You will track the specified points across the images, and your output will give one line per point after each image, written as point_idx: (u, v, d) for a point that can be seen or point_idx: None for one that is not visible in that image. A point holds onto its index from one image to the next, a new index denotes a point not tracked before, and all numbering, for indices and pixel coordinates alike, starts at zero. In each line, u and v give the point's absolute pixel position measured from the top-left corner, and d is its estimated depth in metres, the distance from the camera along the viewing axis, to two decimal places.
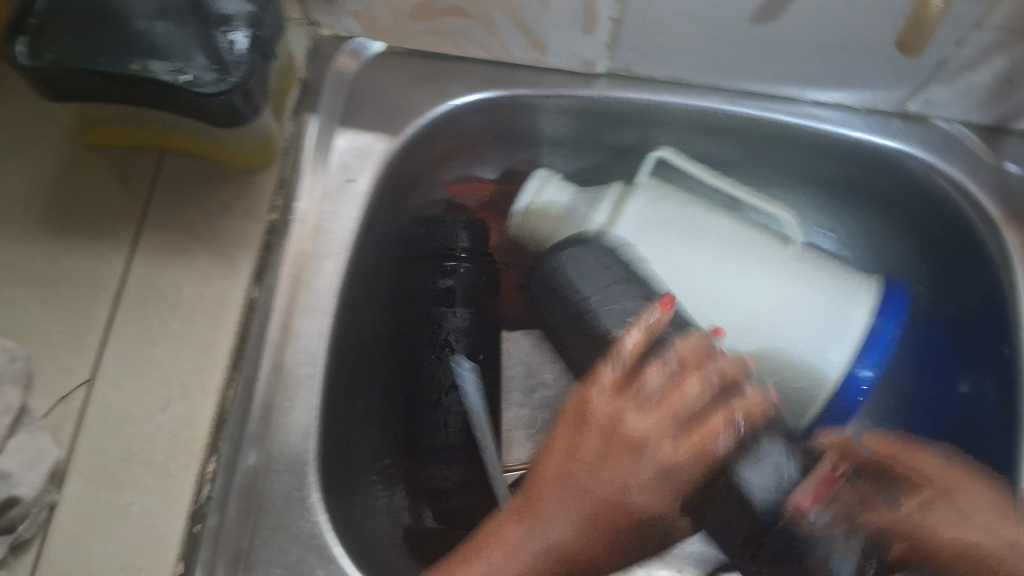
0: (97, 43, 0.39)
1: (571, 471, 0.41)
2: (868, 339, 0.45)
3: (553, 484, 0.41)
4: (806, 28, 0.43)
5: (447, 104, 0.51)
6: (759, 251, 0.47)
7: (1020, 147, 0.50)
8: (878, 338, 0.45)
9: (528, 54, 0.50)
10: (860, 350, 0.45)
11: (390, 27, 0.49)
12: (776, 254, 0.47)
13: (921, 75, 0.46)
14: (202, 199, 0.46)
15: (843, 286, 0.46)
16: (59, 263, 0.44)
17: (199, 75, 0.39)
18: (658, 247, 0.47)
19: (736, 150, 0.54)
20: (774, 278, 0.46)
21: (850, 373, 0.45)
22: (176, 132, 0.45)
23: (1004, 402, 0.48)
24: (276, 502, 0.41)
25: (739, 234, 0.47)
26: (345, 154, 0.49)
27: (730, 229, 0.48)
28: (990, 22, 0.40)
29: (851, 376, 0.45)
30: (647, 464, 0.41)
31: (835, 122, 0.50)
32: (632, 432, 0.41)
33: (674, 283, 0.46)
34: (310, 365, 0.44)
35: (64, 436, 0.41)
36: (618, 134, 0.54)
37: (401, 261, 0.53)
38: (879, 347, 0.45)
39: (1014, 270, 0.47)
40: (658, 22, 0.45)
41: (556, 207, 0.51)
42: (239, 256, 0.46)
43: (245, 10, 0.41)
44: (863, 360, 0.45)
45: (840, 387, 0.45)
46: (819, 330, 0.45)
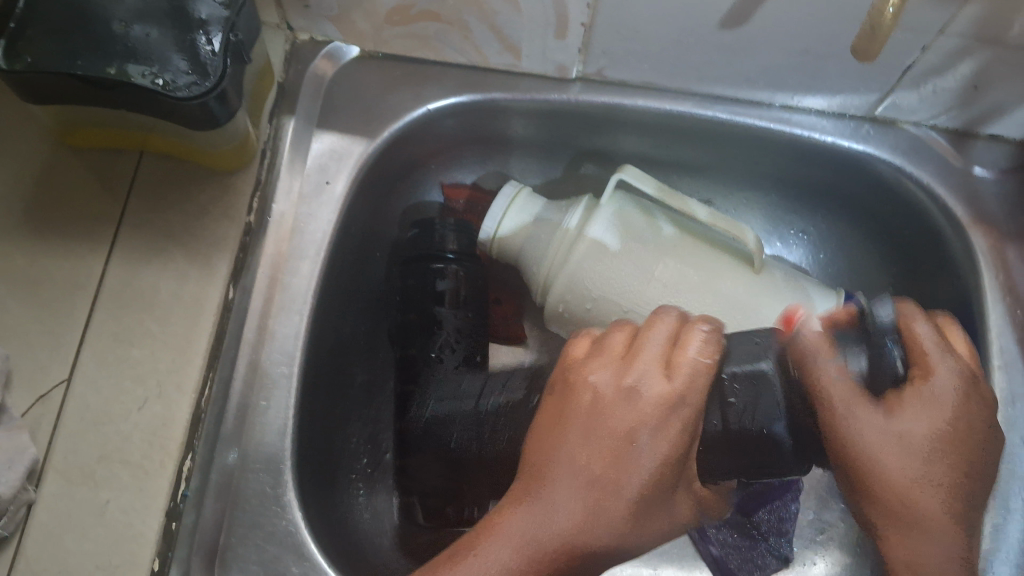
0: (74, 47, 0.39)
1: (563, 440, 0.38)
2: None
3: (547, 463, 0.38)
4: (774, 34, 0.44)
5: (423, 107, 0.51)
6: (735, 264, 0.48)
7: (986, 150, 0.51)
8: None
9: (502, 58, 0.50)
10: None
11: (366, 31, 0.49)
12: (738, 267, 0.48)
13: (889, 80, 0.47)
14: (179, 200, 0.47)
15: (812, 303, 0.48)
16: (37, 264, 0.44)
17: (174, 79, 0.40)
18: (629, 257, 0.48)
19: (708, 153, 0.55)
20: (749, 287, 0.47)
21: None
22: (154, 134, 0.45)
23: None
24: (252, 500, 0.43)
25: (713, 251, 0.48)
26: (321, 157, 0.50)
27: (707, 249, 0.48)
28: (955, 28, 0.41)
29: None
30: (640, 409, 0.39)
31: (806, 126, 0.51)
32: (609, 392, 0.39)
33: (656, 282, 0.47)
34: (286, 365, 0.46)
35: (41, 435, 0.42)
36: (591, 139, 0.55)
37: (399, 262, 0.53)
38: None
39: (981, 273, 0.48)
40: (630, 28, 0.45)
41: (523, 220, 0.51)
42: (217, 256, 0.46)
43: (220, 15, 0.42)
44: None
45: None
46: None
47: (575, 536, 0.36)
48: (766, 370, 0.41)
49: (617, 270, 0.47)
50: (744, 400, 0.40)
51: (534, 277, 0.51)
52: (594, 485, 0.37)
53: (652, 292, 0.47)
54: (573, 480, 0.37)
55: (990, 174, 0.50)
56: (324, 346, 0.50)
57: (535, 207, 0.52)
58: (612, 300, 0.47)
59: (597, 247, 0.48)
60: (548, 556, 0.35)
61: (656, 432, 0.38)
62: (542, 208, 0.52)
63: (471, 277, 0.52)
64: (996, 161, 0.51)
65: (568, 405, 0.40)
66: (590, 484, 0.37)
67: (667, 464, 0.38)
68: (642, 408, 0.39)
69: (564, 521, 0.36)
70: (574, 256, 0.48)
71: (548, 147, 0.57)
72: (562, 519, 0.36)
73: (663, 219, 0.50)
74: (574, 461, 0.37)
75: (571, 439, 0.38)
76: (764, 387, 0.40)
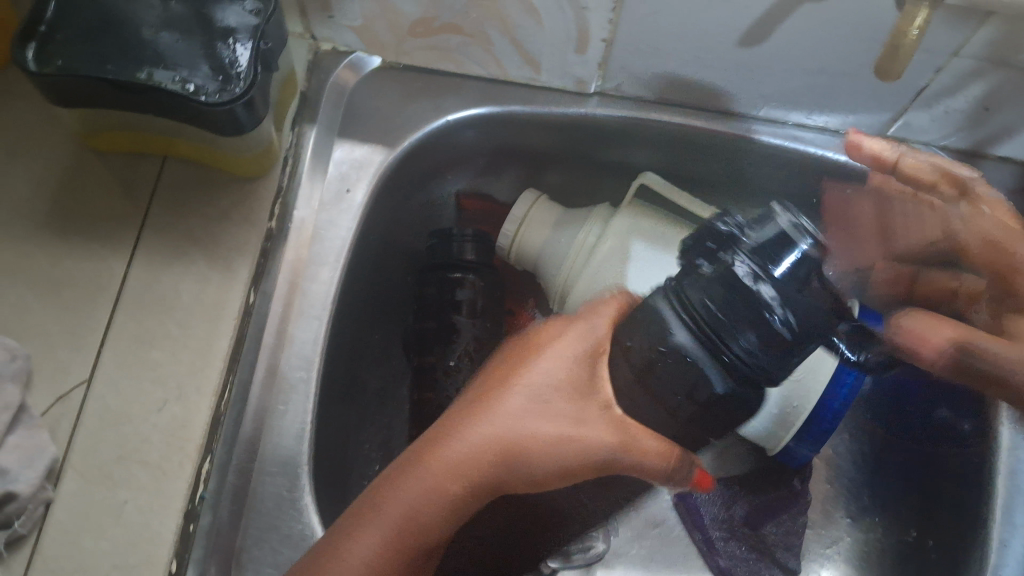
0: (106, 52, 0.40)
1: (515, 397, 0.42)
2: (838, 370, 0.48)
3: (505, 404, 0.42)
4: (790, 52, 0.45)
5: (443, 118, 0.52)
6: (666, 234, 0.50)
7: (995, 171, 0.52)
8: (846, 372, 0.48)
9: (522, 72, 0.51)
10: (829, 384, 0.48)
11: (389, 42, 0.50)
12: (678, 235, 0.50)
13: (900, 101, 0.48)
14: (201, 205, 0.47)
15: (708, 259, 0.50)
16: (61, 264, 0.45)
17: (202, 85, 0.40)
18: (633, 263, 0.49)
19: (722, 169, 0.56)
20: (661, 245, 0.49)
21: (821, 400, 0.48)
22: (178, 139, 0.46)
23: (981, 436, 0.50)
24: (268, 502, 0.44)
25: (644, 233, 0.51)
26: (342, 164, 0.51)
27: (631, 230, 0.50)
28: (967, 51, 0.42)
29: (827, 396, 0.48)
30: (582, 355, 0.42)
31: (818, 144, 0.52)
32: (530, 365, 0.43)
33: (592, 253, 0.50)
34: (303, 369, 0.47)
35: (61, 434, 0.42)
36: (605, 153, 0.56)
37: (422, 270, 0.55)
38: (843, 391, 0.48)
39: None
40: (649, 45, 0.46)
41: (540, 232, 0.53)
42: (237, 261, 0.46)
43: (249, 24, 0.42)
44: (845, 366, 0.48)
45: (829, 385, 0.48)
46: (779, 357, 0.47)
47: (529, 428, 0.41)
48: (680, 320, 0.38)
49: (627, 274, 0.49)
50: (648, 352, 0.38)
51: (554, 283, 0.53)
52: (530, 379, 0.42)
53: None
54: (503, 405, 0.41)
55: (998, 195, 0.52)
56: (340, 351, 0.50)
57: (553, 218, 0.54)
58: None
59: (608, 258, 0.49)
60: (503, 441, 0.40)
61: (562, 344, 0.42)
62: (560, 218, 0.54)
63: (488, 287, 0.54)
64: (1004, 181, 0.52)
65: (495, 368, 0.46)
66: (526, 376, 0.42)
67: (583, 368, 0.41)
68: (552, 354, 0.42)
69: (507, 413, 0.41)
70: (595, 266, 0.50)
71: (562, 162, 0.58)
72: (507, 408, 0.41)
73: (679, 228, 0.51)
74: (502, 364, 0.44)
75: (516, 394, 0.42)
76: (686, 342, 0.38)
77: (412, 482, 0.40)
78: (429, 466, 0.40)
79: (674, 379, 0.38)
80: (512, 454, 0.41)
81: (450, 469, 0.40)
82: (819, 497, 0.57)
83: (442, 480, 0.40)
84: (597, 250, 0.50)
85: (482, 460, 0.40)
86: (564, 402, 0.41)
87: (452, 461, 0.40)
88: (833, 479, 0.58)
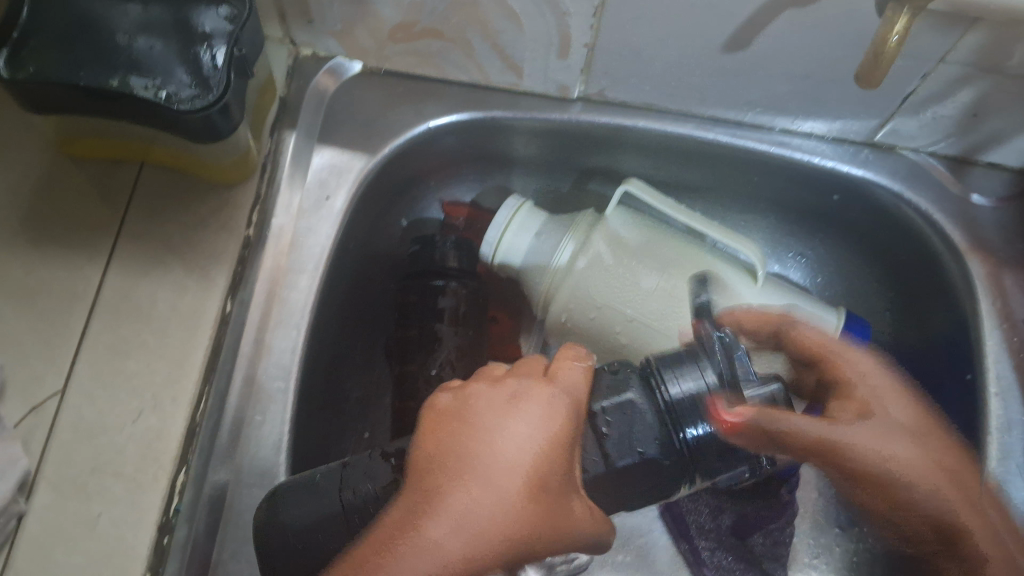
0: (78, 57, 0.39)
1: (493, 463, 0.34)
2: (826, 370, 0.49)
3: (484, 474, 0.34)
4: (775, 58, 0.44)
5: (424, 124, 0.52)
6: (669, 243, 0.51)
7: (984, 178, 0.51)
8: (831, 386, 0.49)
9: (504, 77, 0.50)
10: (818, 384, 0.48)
11: (370, 47, 0.50)
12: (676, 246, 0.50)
13: (887, 107, 0.47)
14: (178, 213, 0.47)
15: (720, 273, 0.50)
16: (35, 273, 0.44)
17: (177, 92, 0.39)
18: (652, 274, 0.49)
19: (706, 174, 0.56)
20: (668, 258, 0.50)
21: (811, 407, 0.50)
22: (154, 146, 0.45)
23: None
24: (246, 516, 0.43)
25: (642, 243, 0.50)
26: (322, 171, 0.50)
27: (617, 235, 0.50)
28: (954, 57, 0.41)
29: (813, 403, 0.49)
30: (558, 421, 0.36)
31: (805, 150, 0.51)
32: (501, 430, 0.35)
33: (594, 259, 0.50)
34: (282, 379, 0.46)
35: (34, 446, 0.41)
36: (588, 158, 0.56)
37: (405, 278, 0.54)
38: None
39: (979, 299, 0.49)
40: (632, 50, 0.46)
41: (523, 237, 0.52)
42: (214, 269, 0.46)
43: (225, 29, 0.41)
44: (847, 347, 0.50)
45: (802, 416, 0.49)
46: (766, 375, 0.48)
47: (519, 513, 0.33)
48: (632, 398, 0.38)
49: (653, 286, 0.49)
50: (619, 430, 0.37)
51: (535, 291, 0.52)
52: (514, 444, 0.34)
53: (653, 306, 0.48)
54: (482, 475, 0.33)
55: (988, 203, 0.51)
56: (320, 359, 0.50)
57: (534, 226, 0.53)
58: (616, 310, 0.49)
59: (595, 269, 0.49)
60: (502, 522, 0.33)
61: (532, 404, 0.36)
62: (543, 224, 0.53)
63: (472, 293, 0.54)
64: (994, 188, 0.51)
65: (435, 431, 0.36)
66: (507, 442, 0.34)
67: (559, 440, 0.35)
68: (517, 421, 0.35)
69: (498, 488, 0.33)
70: (579, 271, 0.50)
71: (546, 167, 0.58)
72: (492, 480, 0.33)
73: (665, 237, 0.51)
74: (459, 419, 0.36)
75: (492, 459, 0.34)
76: (635, 419, 0.37)
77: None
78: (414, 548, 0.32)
79: (644, 478, 0.38)
80: (506, 546, 0.33)
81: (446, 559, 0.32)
82: (807, 506, 0.57)
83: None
84: (581, 257, 0.50)
85: (477, 550, 0.32)
86: (551, 481, 0.34)
87: (442, 548, 0.32)
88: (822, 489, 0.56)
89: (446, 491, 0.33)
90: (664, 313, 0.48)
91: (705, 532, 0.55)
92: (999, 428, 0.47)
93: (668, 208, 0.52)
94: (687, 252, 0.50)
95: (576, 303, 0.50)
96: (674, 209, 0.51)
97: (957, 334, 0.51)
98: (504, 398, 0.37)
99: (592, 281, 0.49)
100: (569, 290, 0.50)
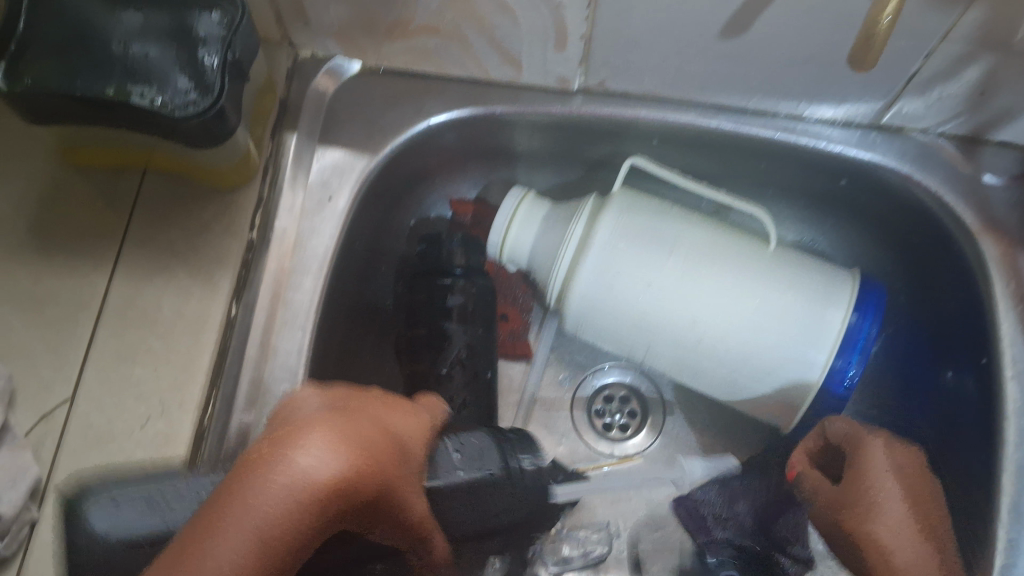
0: (73, 66, 0.39)
1: (387, 418, 0.40)
2: (847, 337, 0.48)
3: (367, 416, 0.38)
4: (773, 42, 0.43)
5: (425, 122, 0.52)
6: (679, 223, 0.50)
7: (997, 157, 0.50)
8: (858, 333, 0.48)
9: (503, 71, 0.50)
10: (840, 348, 0.48)
11: (368, 45, 0.50)
12: (690, 219, 0.50)
13: (892, 87, 0.46)
14: (182, 218, 0.47)
15: (737, 243, 0.49)
16: (42, 282, 0.45)
17: (172, 99, 0.39)
18: (657, 255, 0.48)
19: (712, 163, 0.55)
20: (678, 236, 0.49)
21: (832, 367, 0.48)
22: (156, 152, 0.45)
23: (989, 439, 0.47)
24: None
25: (653, 221, 0.49)
26: (324, 171, 0.50)
27: (625, 206, 0.50)
28: (957, 34, 0.40)
29: (835, 368, 0.48)
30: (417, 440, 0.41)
31: (810, 135, 0.51)
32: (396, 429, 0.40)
33: (597, 241, 0.49)
34: (288, 382, 0.46)
35: (45, 454, 0.42)
36: (593, 148, 0.56)
37: (413, 275, 0.54)
38: (858, 344, 0.48)
39: (992, 281, 0.48)
40: (628, 39, 0.45)
41: (532, 224, 0.53)
42: (219, 273, 0.46)
43: (219, 34, 0.41)
44: (858, 315, 0.48)
45: (825, 382, 0.49)
46: (792, 339, 0.47)
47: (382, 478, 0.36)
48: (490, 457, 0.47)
49: (660, 271, 0.48)
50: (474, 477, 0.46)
51: (546, 280, 0.52)
52: (369, 428, 0.37)
53: (663, 293, 0.48)
54: (366, 422, 0.37)
55: (1001, 181, 0.49)
56: (327, 358, 0.50)
57: (540, 215, 0.53)
58: (630, 294, 0.48)
59: (602, 261, 0.49)
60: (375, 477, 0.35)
61: (402, 412, 0.42)
62: (549, 211, 0.53)
63: (480, 292, 0.54)
64: (1007, 167, 0.50)
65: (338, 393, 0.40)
66: (390, 420, 0.40)
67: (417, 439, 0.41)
68: (393, 403, 0.42)
69: (334, 422, 0.35)
70: (591, 255, 0.49)
71: (550, 159, 0.58)
72: (369, 427, 0.37)
73: (678, 214, 0.50)
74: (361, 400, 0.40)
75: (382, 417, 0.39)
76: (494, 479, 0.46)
77: (275, 497, 0.31)
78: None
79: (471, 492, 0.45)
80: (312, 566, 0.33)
81: (307, 478, 0.32)
82: None
83: (259, 524, 0.30)
84: (590, 243, 0.49)
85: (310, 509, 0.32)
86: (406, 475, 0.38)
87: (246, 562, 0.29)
88: None
89: (288, 432, 0.35)
90: (669, 300, 0.48)
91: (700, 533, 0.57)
92: (1016, 412, 0.46)
93: (684, 181, 0.50)
94: (699, 232, 0.49)
95: (586, 295, 0.50)
96: (684, 182, 0.50)
97: (967, 315, 0.50)
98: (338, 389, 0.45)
99: (606, 266, 0.49)
100: (580, 279, 0.49)
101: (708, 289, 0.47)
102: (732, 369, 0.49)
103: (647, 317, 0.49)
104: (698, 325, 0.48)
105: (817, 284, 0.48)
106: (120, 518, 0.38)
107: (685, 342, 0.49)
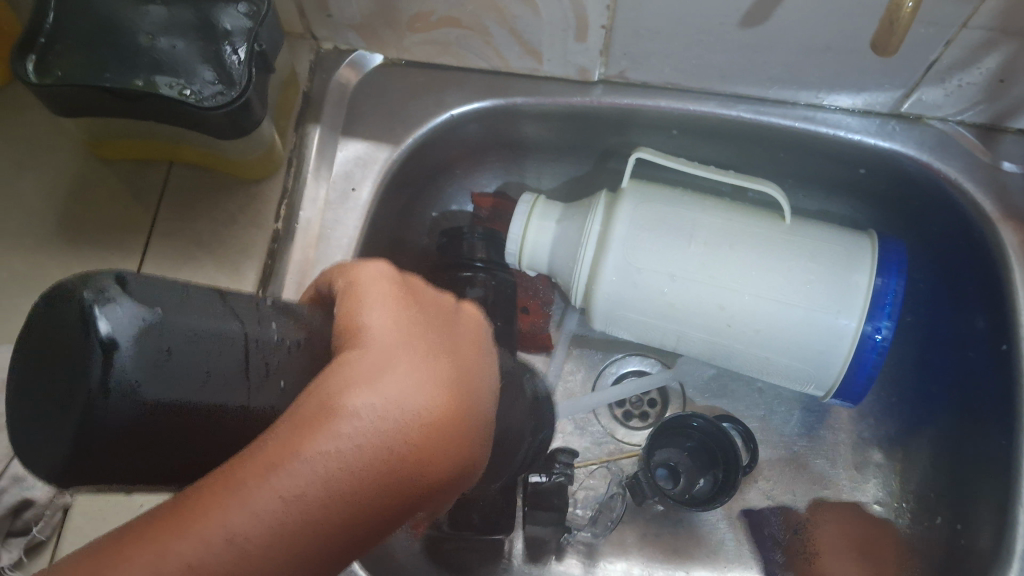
0: (101, 59, 0.40)
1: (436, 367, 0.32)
2: (874, 297, 0.48)
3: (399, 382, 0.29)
4: (793, 32, 0.44)
5: (446, 113, 0.52)
6: (697, 207, 0.50)
7: (1015, 145, 0.50)
8: (883, 296, 0.48)
9: (524, 62, 0.50)
10: (869, 309, 0.47)
11: (390, 38, 0.50)
12: (706, 200, 0.51)
13: (912, 76, 0.46)
14: (209, 208, 0.48)
15: (757, 222, 0.49)
16: (71, 273, 0.45)
17: (200, 90, 0.40)
18: (678, 241, 0.48)
19: (730, 155, 0.56)
20: (696, 219, 0.49)
21: (863, 334, 0.48)
22: (182, 145, 0.46)
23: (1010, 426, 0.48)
24: None
25: (671, 209, 0.50)
26: (346, 163, 0.51)
27: (640, 197, 0.50)
28: (976, 22, 0.41)
29: (865, 336, 0.48)
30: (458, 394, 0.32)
31: (831, 124, 0.51)
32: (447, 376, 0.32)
33: (617, 233, 0.49)
34: None
35: None
36: (612, 138, 0.56)
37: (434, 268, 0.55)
38: (886, 302, 0.48)
39: (1012, 267, 0.48)
40: (647, 29, 0.45)
41: (549, 218, 0.54)
42: (244, 263, 0.47)
43: (244, 26, 0.42)
44: (882, 277, 0.48)
45: (856, 349, 0.48)
46: (820, 308, 0.47)
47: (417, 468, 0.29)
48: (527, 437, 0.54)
49: (683, 256, 0.48)
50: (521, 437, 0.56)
51: (568, 279, 0.53)
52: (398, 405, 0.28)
53: (687, 279, 0.48)
54: (415, 383, 0.30)
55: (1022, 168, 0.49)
56: None
57: (555, 215, 0.54)
58: (654, 286, 0.49)
59: (622, 254, 0.49)
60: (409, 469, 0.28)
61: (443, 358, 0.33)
62: (561, 211, 0.54)
63: (499, 286, 0.55)
64: None
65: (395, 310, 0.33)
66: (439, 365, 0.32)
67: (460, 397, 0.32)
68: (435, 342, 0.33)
69: (424, 393, 0.30)
70: (612, 253, 0.49)
71: (569, 151, 0.58)
72: (407, 400, 0.29)
73: (692, 195, 0.51)
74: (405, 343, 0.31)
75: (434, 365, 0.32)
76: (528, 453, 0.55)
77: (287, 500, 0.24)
78: (209, 536, 0.23)
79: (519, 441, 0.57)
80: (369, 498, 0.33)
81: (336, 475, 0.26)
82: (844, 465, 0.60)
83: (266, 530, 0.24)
84: (609, 237, 0.50)
85: (336, 510, 0.26)
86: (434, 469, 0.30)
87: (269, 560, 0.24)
88: (855, 442, 0.60)
89: (380, 368, 0.29)
90: (692, 287, 0.48)
91: (676, 469, 0.60)
92: None
93: (691, 166, 0.51)
94: (717, 214, 0.50)
95: (612, 286, 0.50)
96: (692, 167, 0.51)
97: (988, 302, 0.50)
98: (410, 283, 0.37)
99: (627, 258, 0.49)
100: (605, 266, 0.50)
101: (732, 268, 0.48)
102: (763, 348, 0.49)
103: (673, 308, 0.49)
104: (725, 310, 0.48)
105: (837, 252, 0.49)
106: (145, 355, 0.23)
107: (715, 326, 0.49)
